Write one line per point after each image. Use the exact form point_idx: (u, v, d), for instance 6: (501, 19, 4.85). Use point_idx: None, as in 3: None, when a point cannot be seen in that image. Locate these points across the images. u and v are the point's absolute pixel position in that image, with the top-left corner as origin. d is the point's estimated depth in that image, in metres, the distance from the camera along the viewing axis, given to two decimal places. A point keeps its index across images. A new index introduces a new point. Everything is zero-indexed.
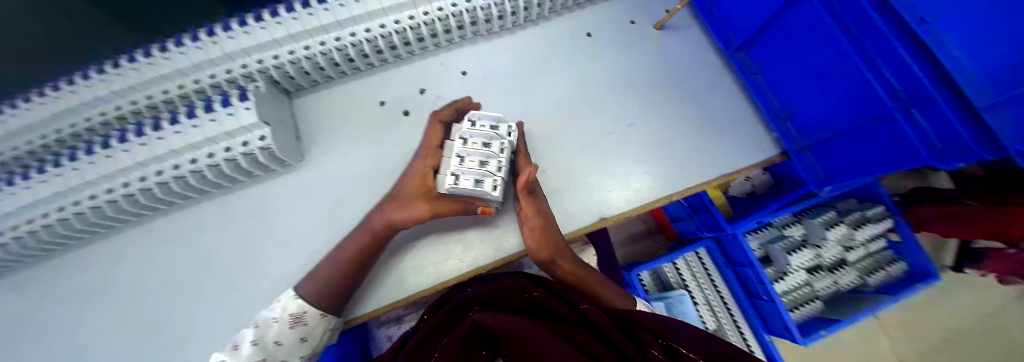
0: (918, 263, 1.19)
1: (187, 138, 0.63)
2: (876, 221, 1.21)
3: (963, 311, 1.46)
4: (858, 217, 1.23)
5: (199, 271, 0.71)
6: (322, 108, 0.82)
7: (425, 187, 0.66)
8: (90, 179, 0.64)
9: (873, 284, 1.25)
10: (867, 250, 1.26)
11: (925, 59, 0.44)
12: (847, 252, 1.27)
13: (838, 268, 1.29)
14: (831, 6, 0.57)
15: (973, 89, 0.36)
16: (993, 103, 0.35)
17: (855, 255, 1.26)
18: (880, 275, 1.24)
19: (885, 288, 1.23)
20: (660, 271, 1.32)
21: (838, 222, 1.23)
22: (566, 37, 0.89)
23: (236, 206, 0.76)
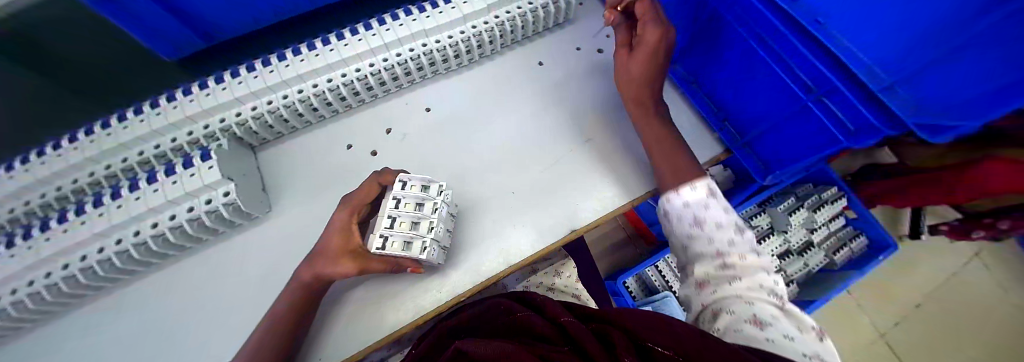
0: (875, 234, 1.31)
1: (148, 203, 0.64)
2: (831, 202, 1.31)
3: (921, 275, 1.58)
4: (815, 200, 1.32)
5: (164, 339, 0.68)
6: (289, 158, 0.83)
7: (354, 245, 0.63)
8: (46, 255, 0.63)
9: (840, 261, 1.34)
10: (828, 230, 1.36)
11: (829, 57, 0.55)
12: (811, 234, 1.37)
13: (807, 249, 1.38)
14: (742, 19, 0.67)
15: (874, 77, 0.48)
16: (890, 85, 0.46)
17: (819, 235, 1.36)
18: (844, 251, 1.33)
19: (850, 264, 1.32)
20: (644, 276, 1.41)
21: (798, 206, 1.32)
22: (520, 68, 0.96)
23: (200, 267, 0.73)
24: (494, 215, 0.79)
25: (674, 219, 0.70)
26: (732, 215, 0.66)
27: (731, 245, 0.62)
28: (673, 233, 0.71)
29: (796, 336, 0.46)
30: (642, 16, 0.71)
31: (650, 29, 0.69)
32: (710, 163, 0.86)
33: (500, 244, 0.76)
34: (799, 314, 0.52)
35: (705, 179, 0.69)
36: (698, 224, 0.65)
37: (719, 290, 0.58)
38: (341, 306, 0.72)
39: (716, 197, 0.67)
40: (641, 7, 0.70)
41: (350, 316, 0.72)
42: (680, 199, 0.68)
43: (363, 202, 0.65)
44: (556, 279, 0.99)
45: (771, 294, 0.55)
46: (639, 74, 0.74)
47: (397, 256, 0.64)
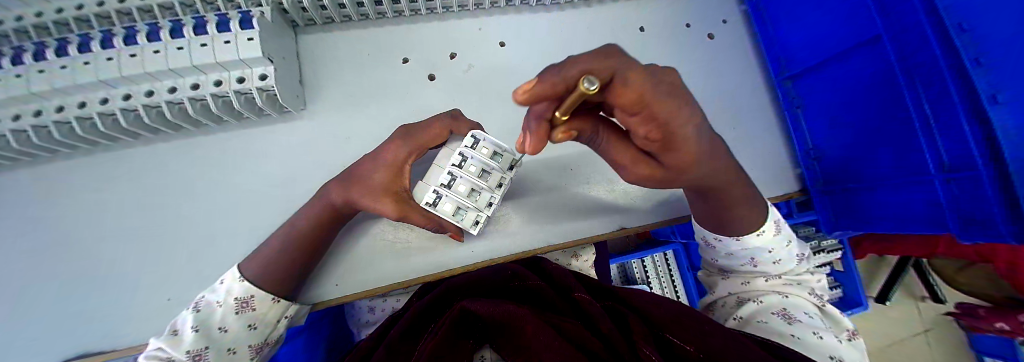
0: (852, 291, 1.30)
1: (167, 61, 0.52)
2: (828, 251, 1.24)
3: (889, 346, 1.64)
4: (813, 245, 1.25)
5: (166, 218, 0.60)
6: (335, 52, 0.70)
7: (402, 187, 0.50)
8: (34, 90, 0.52)
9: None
10: None
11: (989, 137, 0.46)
12: None
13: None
14: (903, 56, 0.56)
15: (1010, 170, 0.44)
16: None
17: None
18: None
19: None
20: (627, 266, 1.32)
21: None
22: (616, 28, 0.82)
23: (214, 150, 0.63)
24: (547, 185, 0.71)
25: (719, 253, 0.59)
26: (793, 248, 0.57)
27: (782, 266, 0.56)
28: (709, 252, 0.62)
29: (825, 334, 0.45)
30: (654, 118, 0.26)
31: (655, 129, 0.28)
32: (782, 198, 0.80)
33: (546, 218, 0.69)
34: (837, 316, 0.51)
35: (770, 221, 0.53)
36: (752, 261, 0.56)
37: (751, 283, 0.57)
38: (363, 238, 0.64)
39: (780, 232, 0.54)
40: (634, 95, 0.24)
41: (369, 248, 0.64)
42: (744, 247, 0.54)
43: (430, 145, 0.52)
44: (572, 261, 0.93)
45: (810, 293, 0.55)
46: (684, 176, 0.37)
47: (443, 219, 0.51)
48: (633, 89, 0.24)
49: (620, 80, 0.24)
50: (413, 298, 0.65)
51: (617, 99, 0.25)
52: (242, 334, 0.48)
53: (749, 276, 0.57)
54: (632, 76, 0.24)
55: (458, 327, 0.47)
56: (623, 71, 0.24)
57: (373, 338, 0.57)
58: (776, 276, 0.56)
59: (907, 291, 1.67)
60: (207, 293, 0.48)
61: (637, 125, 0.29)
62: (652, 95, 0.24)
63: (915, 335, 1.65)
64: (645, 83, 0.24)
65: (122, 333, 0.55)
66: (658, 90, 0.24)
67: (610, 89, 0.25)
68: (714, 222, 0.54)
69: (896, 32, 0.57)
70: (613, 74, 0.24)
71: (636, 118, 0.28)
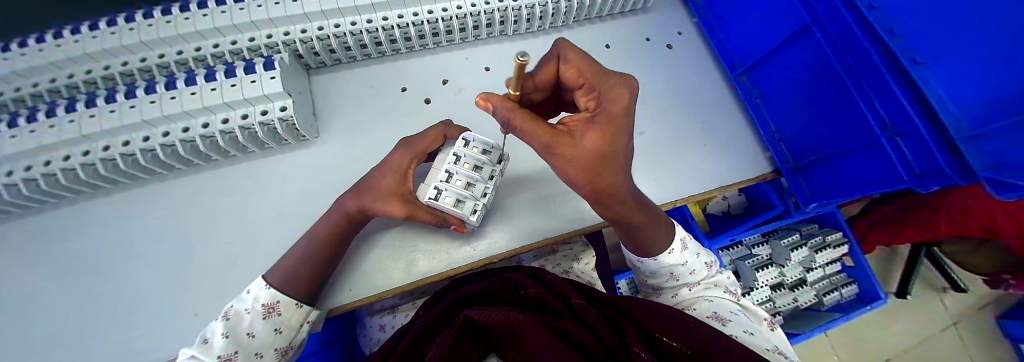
0: (867, 286, 1.30)
1: (202, 100, 0.61)
2: (834, 246, 1.27)
3: (915, 338, 1.57)
4: (818, 241, 1.29)
5: (191, 241, 0.66)
6: (342, 87, 0.81)
7: (406, 190, 0.56)
8: (86, 132, 0.60)
9: (828, 303, 1.31)
10: (824, 271, 1.33)
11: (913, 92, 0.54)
12: (806, 273, 1.33)
13: (798, 286, 1.36)
14: (831, 38, 0.66)
15: (955, 124, 0.48)
16: (969, 137, 0.47)
17: (814, 275, 1.33)
18: (835, 295, 1.30)
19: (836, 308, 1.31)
20: (635, 277, 1.33)
21: (802, 243, 1.28)
22: (584, 47, 0.94)
23: (236, 177, 0.71)
24: (540, 186, 0.78)
25: (645, 272, 0.64)
26: (702, 256, 0.62)
27: (698, 274, 0.61)
28: (641, 273, 0.66)
29: (753, 330, 0.50)
30: (590, 86, 0.41)
31: (592, 96, 0.42)
32: (756, 180, 0.87)
33: (540, 215, 0.75)
34: (753, 307, 0.56)
35: (676, 239, 0.60)
36: (673, 277, 0.61)
37: (679, 293, 0.61)
38: (371, 246, 0.69)
39: (688, 248, 0.61)
40: (575, 67, 0.41)
41: (377, 256, 0.68)
42: (662, 265, 0.59)
43: (427, 150, 0.58)
44: (574, 264, 0.93)
45: (726, 291, 0.59)
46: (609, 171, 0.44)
47: (448, 212, 0.57)
48: (574, 63, 0.41)
49: (565, 56, 0.41)
50: (421, 311, 0.65)
51: (565, 73, 0.42)
52: (268, 338, 0.50)
53: (673, 289, 0.61)
54: (572, 60, 0.40)
55: (462, 337, 0.48)
56: (567, 51, 0.41)
57: (385, 347, 0.58)
58: (695, 283, 0.60)
59: (923, 281, 1.64)
60: (235, 302, 0.51)
61: (581, 95, 0.43)
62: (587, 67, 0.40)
63: (940, 324, 1.59)
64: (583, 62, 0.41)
65: (147, 351, 0.58)
66: (591, 65, 0.41)
67: (561, 66, 0.42)
68: (634, 242, 0.59)
69: (822, 23, 0.66)
70: (561, 54, 0.41)
71: (581, 91, 0.43)
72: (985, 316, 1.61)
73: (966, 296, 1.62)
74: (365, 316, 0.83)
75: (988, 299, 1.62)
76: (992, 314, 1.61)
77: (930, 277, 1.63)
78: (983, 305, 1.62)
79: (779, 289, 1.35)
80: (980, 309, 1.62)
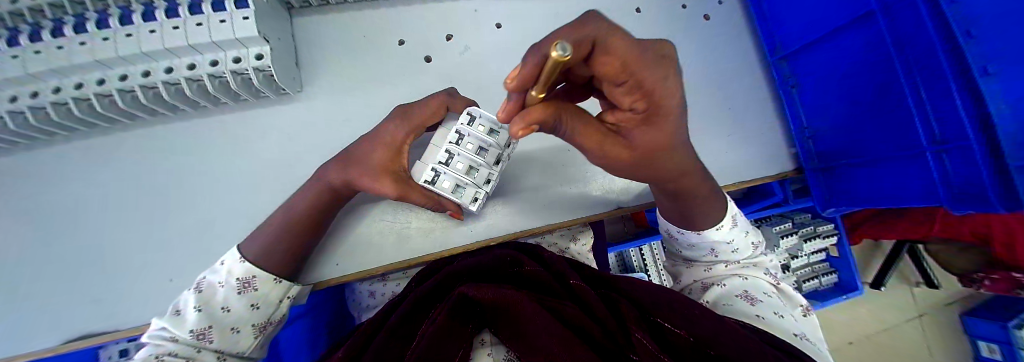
0: (846, 277, 1.32)
1: (163, 41, 0.52)
2: (824, 236, 1.28)
3: (884, 329, 1.66)
4: (810, 230, 1.28)
5: (165, 200, 0.60)
6: (331, 34, 0.70)
7: (401, 166, 0.51)
8: (30, 71, 0.52)
9: (806, 289, 1.33)
10: (808, 260, 1.33)
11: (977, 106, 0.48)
12: (791, 260, 1.32)
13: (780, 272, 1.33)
14: (899, 33, 0.57)
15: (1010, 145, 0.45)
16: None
17: (798, 263, 1.32)
18: (814, 282, 1.32)
19: (813, 295, 1.34)
20: (625, 254, 1.32)
21: (793, 231, 1.27)
22: (613, 9, 0.82)
23: (210, 132, 0.63)
24: (546, 163, 0.72)
25: (683, 244, 0.59)
26: (749, 236, 0.58)
27: (740, 253, 0.57)
28: (675, 243, 0.62)
29: (784, 313, 0.46)
30: (638, 84, 0.28)
31: (639, 96, 0.29)
32: (777, 177, 0.81)
33: (540, 196, 0.70)
34: (791, 292, 0.53)
35: (728, 214, 0.54)
36: (713, 253, 0.56)
37: (713, 268, 0.57)
38: (361, 219, 0.64)
39: (737, 225, 0.56)
40: (616, 61, 0.26)
41: (369, 229, 0.64)
42: (705, 240, 0.54)
43: (426, 123, 0.51)
44: (570, 245, 0.90)
45: (764, 273, 0.56)
46: (661, 159, 0.37)
47: (446, 197, 0.53)
48: (616, 57, 0.26)
49: (602, 46, 0.26)
50: (415, 282, 0.61)
51: (601, 67, 0.27)
52: (244, 314, 0.46)
53: (708, 262, 0.58)
54: (613, 43, 0.26)
55: (456, 313, 0.44)
56: (606, 39, 0.26)
57: (374, 321, 0.55)
58: (733, 261, 0.57)
59: (901, 276, 1.69)
60: (208, 274, 0.47)
61: (622, 94, 0.30)
62: (633, 61, 0.26)
63: (909, 318, 1.67)
64: (628, 49, 0.26)
65: (129, 312, 0.56)
66: (639, 57, 0.26)
67: (597, 58, 0.27)
68: (679, 217, 0.54)
69: (893, 13, 0.57)
70: (597, 43, 0.26)
71: (622, 87, 0.29)
72: (953, 313, 1.69)
73: (940, 294, 1.69)
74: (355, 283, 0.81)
75: (959, 297, 1.69)
76: (961, 313, 1.68)
77: (911, 275, 1.68)
78: (954, 303, 1.69)
79: None
80: (951, 307, 1.69)
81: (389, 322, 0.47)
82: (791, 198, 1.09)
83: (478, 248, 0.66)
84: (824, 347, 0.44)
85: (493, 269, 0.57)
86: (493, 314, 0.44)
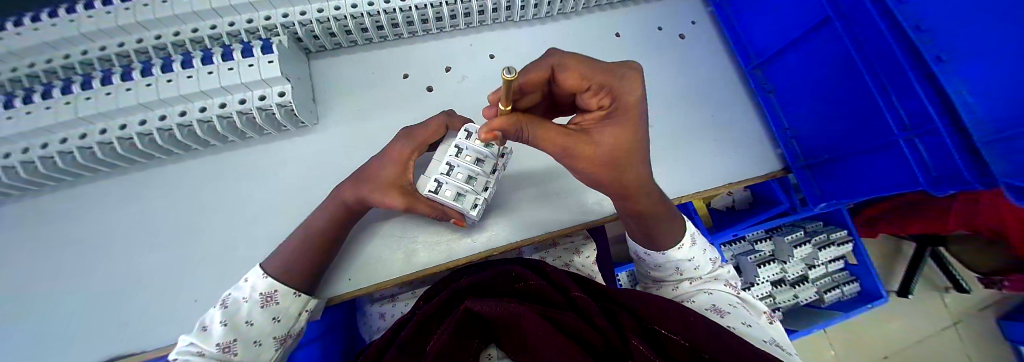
0: (868, 283, 1.28)
1: (199, 84, 0.60)
2: (838, 244, 1.25)
3: (917, 339, 1.57)
4: (823, 238, 1.26)
5: (190, 226, 0.65)
6: (342, 73, 0.79)
7: (407, 180, 0.55)
8: (83, 116, 0.59)
9: (828, 300, 1.29)
10: (827, 269, 1.30)
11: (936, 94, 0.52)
12: (809, 270, 1.30)
13: (798, 283, 1.32)
14: (855, 36, 0.63)
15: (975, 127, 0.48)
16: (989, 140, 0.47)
17: (816, 272, 1.30)
18: (836, 292, 1.28)
19: (836, 306, 1.29)
20: (635, 270, 1.32)
21: (806, 240, 1.25)
22: (595, 36, 0.91)
23: (233, 163, 0.70)
24: (544, 180, 0.76)
25: (650, 265, 0.61)
26: (708, 252, 0.59)
27: (702, 269, 0.58)
28: (644, 265, 0.63)
29: (751, 322, 0.49)
30: (599, 86, 0.38)
31: (602, 95, 0.39)
32: (766, 177, 0.85)
33: (539, 208, 0.74)
34: (752, 300, 0.54)
35: (687, 233, 0.57)
36: (678, 271, 0.58)
37: (680, 286, 0.58)
38: (371, 235, 0.68)
39: (697, 243, 0.58)
40: (575, 75, 0.38)
41: (377, 246, 0.68)
42: (669, 260, 0.56)
43: (429, 141, 0.57)
44: (575, 257, 0.91)
45: (727, 284, 0.57)
46: (628, 164, 0.40)
47: (448, 205, 0.56)
48: (574, 70, 0.38)
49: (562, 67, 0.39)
50: (421, 302, 0.64)
51: (567, 81, 0.39)
52: (266, 327, 0.49)
53: (674, 282, 0.59)
54: (570, 63, 0.38)
55: (465, 328, 0.46)
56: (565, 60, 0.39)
57: (385, 338, 0.57)
58: (697, 277, 0.58)
59: (927, 281, 1.62)
60: (233, 290, 0.51)
61: (589, 96, 0.40)
62: (587, 72, 0.38)
63: (943, 325, 1.58)
64: (580, 67, 0.38)
65: (151, 335, 0.59)
66: (592, 70, 0.38)
67: (560, 75, 0.39)
68: (644, 237, 0.56)
69: (848, 19, 0.63)
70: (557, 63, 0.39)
71: (588, 93, 0.40)
72: (988, 318, 1.60)
73: (970, 299, 1.61)
74: (365, 306, 0.83)
75: (992, 301, 1.61)
76: (998, 319, 1.59)
77: (935, 279, 1.62)
78: (988, 308, 1.61)
79: (781, 285, 1.30)
80: (985, 312, 1.60)
81: (402, 336, 0.50)
82: (798, 207, 1.05)
83: (479, 258, 0.70)
84: (795, 351, 0.46)
85: (497, 286, 0.60)
86: (497, 328, 0.46)
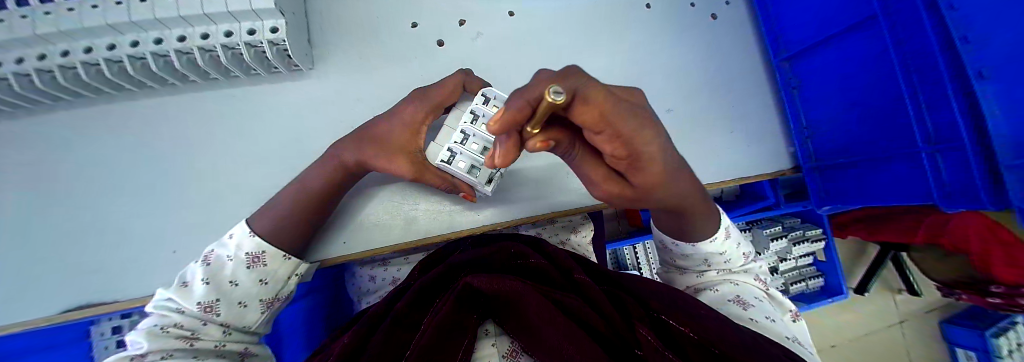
0: (832, 280, 1.35)
1: (178, 8, 0.51)
2: (811, 240, 1.30)
3: (867, 335, 1.70)
4: (798, 234, 1.30)
5: (170, 171, 0.59)
6: (342, 13, 0.69)
7: (417, 146, 0.51)
8: (36, 32, 0.50)
9: (792, 292, 1.35)
10: (795, 263, 1.35)
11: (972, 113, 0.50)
12: (780, 263, 1.34)
13: (770, 275, 1.34)
14: (899, 39, 0.59)
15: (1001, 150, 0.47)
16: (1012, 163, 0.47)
17: (786, 265, 1.34)
18: (800, 285, 1.34)
19: (798, 297, 1.36)
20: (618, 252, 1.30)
21: (782, 235, 1.29)
22: (625, 4, 0.83)
23: (218, 105, 0.62)
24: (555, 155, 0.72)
25: (677, 255, 0.58)
26: (741, 247, 0.58)
27: (732, 263, 0.57)
28: (669, 253, 0.60)
29: (775, 317, 0.47)
30: (616, 137, 0.23)
31: (617, 146, 0.25)
32: (774, 175, 0.84)
33: (547, 184, 0.71)
34: (779, 297, 0.55)
35: (721, 226, 0.54)
36: (706, 263, 0.57)
37: (705, 274, 0.58)
38: (369, 197, 0.64)
39: (731, 238, 0.56)
40: (595, 112, 0.21)
41: (376, 208, 0.64)
42: (699, 252, 0.54)
43: (442, 105, 0.52)
44: (572, 235, 0.90)
45: (755, 279, 0.57)
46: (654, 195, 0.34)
47: (459, 178, 0.53)
48: (594, 107, 0.21)
49: (579, 97, 0.20)
50: (417, 271, 0.61)
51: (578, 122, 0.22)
52: (253, 289, 0.46)
53: (700, 269, 0.58)
54: (593, 93, 0.20)
55: (461, 304, 0.43)
56: (581, 87, 0.20)
57: (381, 308, 0.55)
58: (726, 268, 0.58)
59: (886, 284, 1.74)
60: (216, 247, 0.46)
61: (604, 145, 0.26)
62: (610, 113, 0.21)
63: (892, 325, 1.72)
64: (603, 103, 0.21)
65: (130, 285, 0.55)
66: (618, 108, 0.22)
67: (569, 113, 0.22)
68: (675, 232, 0.53)
69: (895, 19, 0.59)
70: (576, 92, 0.20)
71: (601, 137, 0.24)
72: (932, 321, 1.75)
73: (920, 303, 1.75)
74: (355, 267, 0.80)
75: (938, 306, 1.75)
76: (940, 322, 1.74)
77: (894, 283, 1.74)
78: (934, 312, 1.75)
79: None
80: (931, 315, 1.75)
81: (398, 307, 0.47)
82: (783, 203, 1.11)
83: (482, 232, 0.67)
84: (814, 350, 0.46)
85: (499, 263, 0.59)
86: (495, 306, 0.43)
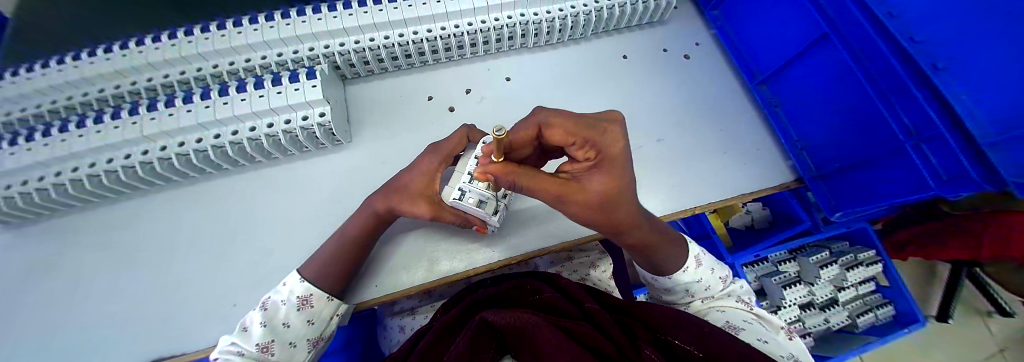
0: (904, 307, 1.18)
1: (252, 106, 0.68)
2: (866, 264, 1.17)
3: None
4: (849, 258, 1.18)
5: (233, 235, 0.71)
6: (372, 96, 0.87)
7: (434, 190, 0.60)
8: (147, 134, 0.67)
9: (862, 325, 1.20)
10: (857, 291, 1.22)
11: (940, 103, 0.52)
12: (838, 292, 1.23)
13: (829, 307, 1.23)
14: (856, 53, 0.65)
15: (978, 130, 0.47)
16: (992, 142, 0.46)
17: (847, 295, 1.22)
18: (868, 317, 1.18)
19: (871, 331, 1.21)
20: None
21: (832, 261, 1.18)
22: (603, 57, 0.97)
23: (274, 177, 0.77)
24: None
25: (660, 289, 0.62)
26: (718, 271, 0.61)
27: (714, 289, 0.59)
28: (654, 289, 0.64)
29: (766, 337, 0.49)
30: (583, 140, 0.41)
31: (586, 147, 0.41)
32: (778, 188, 0.85)
33: (555, 219, 0.77)
34: (767, 316, 0.55)
35: (692, 256, 0.58)
36: (690, 294, 0.59)
37: (692, 306, 0.60)
38: (395, 245, 0.72)
39: (703, 265, 0.58)
40: (560, 131, 0.41)
41: (402, 255, 0.71)
42: (678, 283, 0.57)
43: (453, 152, 0.62)
44: (591, 271, 0.90)
45: (739, 301, 0.58)
46: (615, 209, 0.42)
47: (471, 213, 0.60)
48: (557, 127, 0.41)
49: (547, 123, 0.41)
50: (440, 312, 0.65)
51: (553, 138, 0.42)
52: (302, 329, 0.53)
53: (686, 302, 0.60)
54: (555, 120, 0.41)
55: (479, 338, 0.46)
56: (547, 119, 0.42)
57: (405, 348, 0.58)
58: (708, 297, 0.59)
59: (967, 305, 1.50)
60: (272, 293, 0.54)
61: (576, 150, 0.43)
62: (571, 128, 0.40)
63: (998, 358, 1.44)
64: (565, 124, 0.41)
65: (191, 338, 0.63)
66: (574, 124, 0.40)
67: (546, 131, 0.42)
68: (650, 264, 0.57)
69: (846, 37, 0.66)
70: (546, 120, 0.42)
71: (574, 146, 0.42)
72: None
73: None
74: (385, 317, 0.86)
75: None
76: None
77: (981, 305, 1.50)
78: None
79: (810, 308, 1.22)
80: None
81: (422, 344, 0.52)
82: (821, 225, 1.05)
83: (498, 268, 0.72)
84: None
85: (514, 300, 0.62)
86: (511, 339, 0.47)
